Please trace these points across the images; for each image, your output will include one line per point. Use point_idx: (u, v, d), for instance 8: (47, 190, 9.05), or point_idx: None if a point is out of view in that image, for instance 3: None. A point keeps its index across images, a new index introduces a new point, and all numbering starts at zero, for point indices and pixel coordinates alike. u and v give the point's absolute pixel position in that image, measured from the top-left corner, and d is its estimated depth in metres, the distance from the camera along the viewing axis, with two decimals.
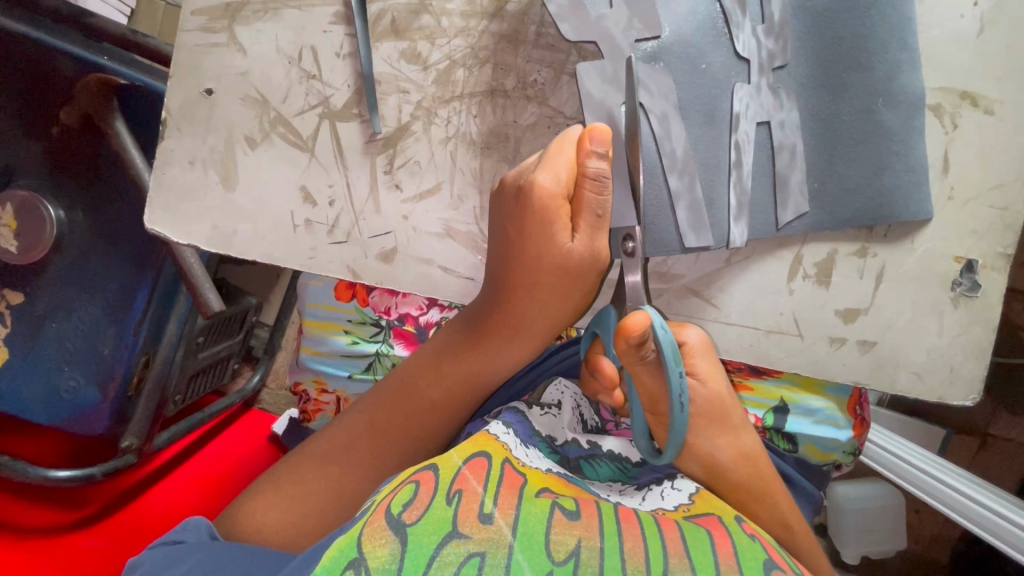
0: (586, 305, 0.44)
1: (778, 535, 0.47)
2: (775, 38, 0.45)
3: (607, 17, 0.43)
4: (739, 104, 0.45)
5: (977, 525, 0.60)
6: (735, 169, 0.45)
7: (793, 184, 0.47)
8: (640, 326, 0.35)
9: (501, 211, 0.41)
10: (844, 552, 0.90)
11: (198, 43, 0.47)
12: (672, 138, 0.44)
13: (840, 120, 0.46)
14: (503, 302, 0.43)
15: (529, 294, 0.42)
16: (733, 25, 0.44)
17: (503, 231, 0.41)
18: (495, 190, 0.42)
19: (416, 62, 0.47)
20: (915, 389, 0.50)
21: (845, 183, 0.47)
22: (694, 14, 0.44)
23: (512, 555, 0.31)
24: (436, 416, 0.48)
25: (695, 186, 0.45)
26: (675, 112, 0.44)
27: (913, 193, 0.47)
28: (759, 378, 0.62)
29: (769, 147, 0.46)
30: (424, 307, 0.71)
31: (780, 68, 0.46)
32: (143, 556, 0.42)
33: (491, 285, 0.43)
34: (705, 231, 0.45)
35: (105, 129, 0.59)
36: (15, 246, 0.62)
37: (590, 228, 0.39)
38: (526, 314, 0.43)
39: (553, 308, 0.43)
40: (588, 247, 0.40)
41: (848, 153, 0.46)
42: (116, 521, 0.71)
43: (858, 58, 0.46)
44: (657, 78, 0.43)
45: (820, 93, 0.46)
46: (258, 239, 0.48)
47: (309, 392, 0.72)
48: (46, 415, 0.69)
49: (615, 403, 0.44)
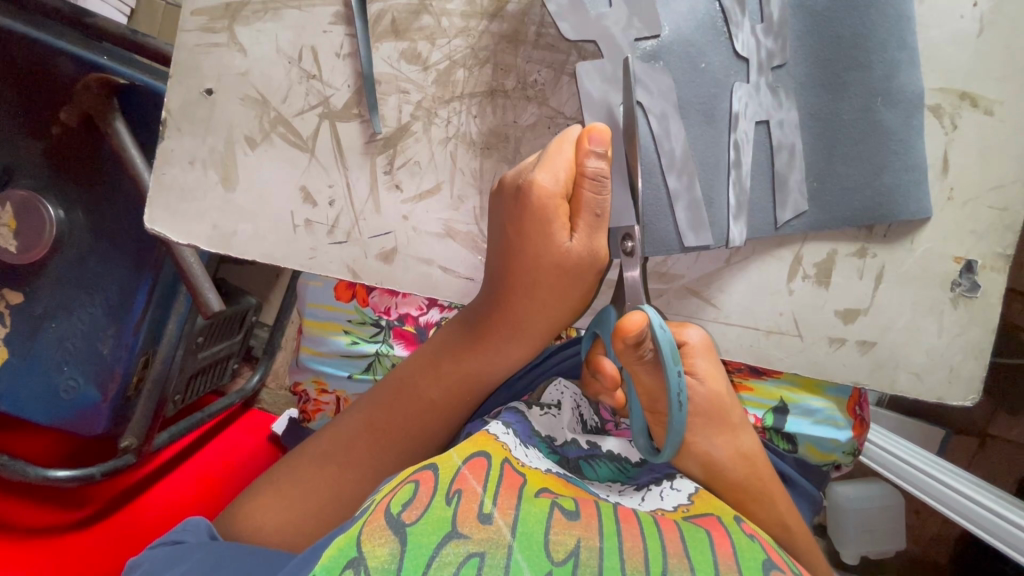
0: (585, 305, 0.44)
1: (778, 536, 0.47)
2: (774, 37, 0.45)
3: (607, 16, 0.43)
4: (738, 103, 0.45)
5: (976, 525, 0.60)
6: (735, 168, 0.46)
7: (793, 183, 0.47)
8: (637, 326, 0.36)
9: (500, 210, 0.41)
10: (843, 552, 0.90)
11: (198, 43, 0.47)
12: (671, 138, 0.44)
13: (839, 120, 0.46)
14: (501, 301, 0.43)
15: (528, 294, 0.42)
16: (732, 25, 0.44)
17: (502, 230, 0.41)
18: (495, 190, 0.42)
19: (416, 62, 0.47)
20: (914, 389, 0.50)
21: (845, 182, 0.47)
22: (694, 12, 0.44)
23: (512, 555, 0.31)
24: (436, 416, 0.48)
25: (694, 186, 0.45)
26: (675, 111, 0.44)
27: (912, 192, 0.47)
28: (759, 378, 0.62)
29: (769, 147, 0.46)
30: (424, 307, 0.71)
31: (779, 68, 0.46)
32: (142, 556, 0.42)
33: (490, 284, 0.44)
34: (705, 230, 0.45)
35: (105, 128, 0.59)
36: (14, 246, 0.62)
37: (588, 228, 0.39)
38: (525, 314, 0.44)
39: (551, 307, 0.43)
40: (587, 247, 0.40)
41: (847, 152, 0.47)
42: (115, 521, 0.71)
43: (858, 58, 0.46)
44: (657, 77, 0.43)
45: (819, 92, 0.46)
46: (259, 239, 0.48)
47: (309, 392, 0.72)
48: (45, 415, 0.69)
49: (615, 403, 0.44)
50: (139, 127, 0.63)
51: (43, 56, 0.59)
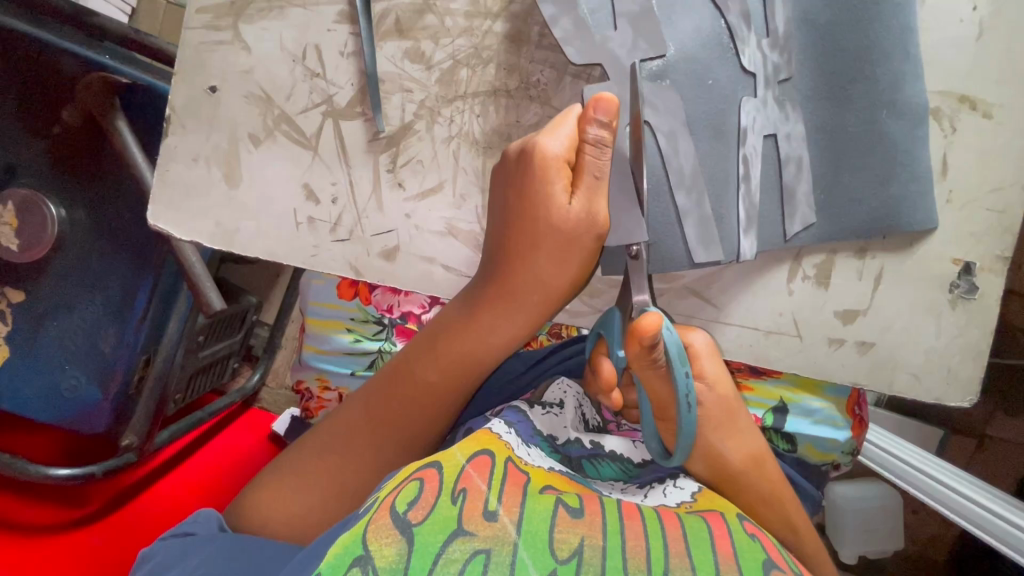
0: (583, 280, 0.44)
1: (785, 536, 0.47)
2: (779, 51, 0.46)
3: (612, 38, 0.43)
4: (746, 118, 0.45)
5: (976, 526, 0.60)
6: (743, 183, 0.46)
7: (800, 195, 0.47)
8: (654, 327, 0.35)
9: (501, 181, 0.42)
10: (840, 552, 0.91)
11: (203, 41, 0.47)
12: (680, 156, 0.44)
13: (846, 132, 0.47)
14: (502, 269, 0.43)
15: (528, 260, 0.42)
16: (739, 41, 0.44)
17: (503, 198, 0.42)
18: (497, 163, 0.43)
19: (419, 61, 0.47)
20: (913, 390, 0.50)
21: (853, 194, 0.47)
22: (700, 33, 0.44)
23: (517, 552, 0.31)
24: (433, 400, 0.46)
25: (704, 202, 0.45)
26: (683, 129, 0.44)
27: (918, 202, 0.47)
28: (759, 378, 0.62)
29: (776, 160, 0.47)
30: (426, 305, 0.71)
31: (785, 81, 0.46)
32: (154, 547, 0.43)
33: (491, 251, 0.44)
34: (714, 246, 0.45)
35: (106, 127, 0.58)
36: (15, 244, 0.62)
37: (588, 191, 0.39)
38: (524, 283, 0.43)
39: (552, 277, 0.43)
40: (586, 209, 0.40)
41: (853, 164, 0.47)
42: (116, 520, 0.71)
43: (863, 69, 0.46)
44: (664, 95, 0.43)
45: (824, 104, 0.47)
46: (261, 236, 0.49)
47: (312, 390, 0.73)
48: (47, 413, 0.69)
49: (614, 406, 0.42)
50: (141, 125, 0.64)
51: (47, 54, 0.59)
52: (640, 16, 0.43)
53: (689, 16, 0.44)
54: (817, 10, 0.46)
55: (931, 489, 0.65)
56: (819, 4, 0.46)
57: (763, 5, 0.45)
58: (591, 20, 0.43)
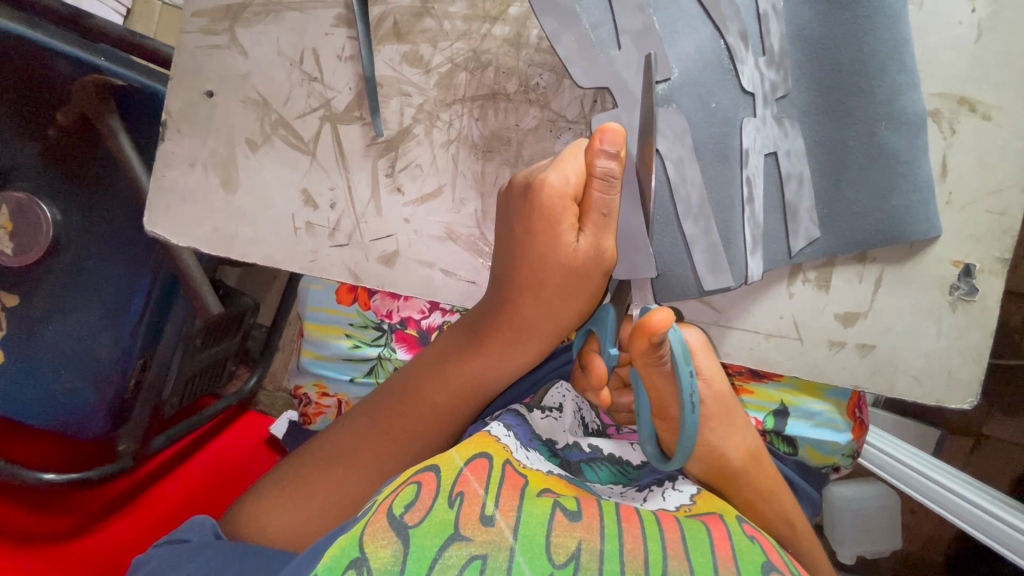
0: (590, 311, 0.43)
1: (784, 533, 0.47)
2: (776, 69, 0.46)
3: (616, 59, 0.42)
4: (747, 139, 0.45)
5: (964, 520, 0.61)
6: (748, 205, 0.46)
7: (803, 212, 0.47)
8: (664, 323, 0.35)
9: (510, 209, 0.41)
10: (839, 551, 0.90)
11: (200, 45, 0.48)
12: (687, 182, 0.44)
13: (845, 146, 0.47)
14: (508, 299, 0.42)
15: (535, 293, 0.42)
16: (738, 62, 0.44)
17: (511, 228, 0.41)
18: (505, 189, 0.43)
19: (417, 65, 0.47)
20: (914, 393, 0.50)
21: (855, 208, 0.47)
22: (702, 52, 0.43)
23: (513, 557, 0.31)
24: (437, 421, 0.46)
25: (711, 229, 0.45)
26: (690, 155, 0.44)
27: (920, 213, 0.47)
28: (759, 381, 0.61)
29: (778, 176, 0.47)
30: (425, 310, 0.71)
31: (783, 98, 0.47)
32: (148, 555, 0.43)
33: (496, 276, 0.43)
34: (723, 273, 0.45)
35: (103, 129, 0.58)
36: (9, 248, 0.62)
37: (596, 228, 0.38)
38: (531, 314, 0.43)
39: (559, 309, 0.42)
40: (593, 246, 0.39)
41: (854, 177, 0.47)
42: (114, 525, 0.70)
43: (860, 84, 0.46)
44: (673, 120, 0.43)
45: (823, 118, 0.47)
46: (258, 242, 0.48)
47: (310, 396, 0.72)
48: (40, 419, 0.68)
49: (602, 403, 0.42)
50: (139, 131, 0.63)
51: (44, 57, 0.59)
52: (642, 34, 0.42)
53: (690, 37, 0.43)
54: (811, 25, 0.46)
55: (916, 483, 0.66)
56: (813, 19, 0.46)
57: (761, 22, 0.45)
58: (594, 37, 0.43)
